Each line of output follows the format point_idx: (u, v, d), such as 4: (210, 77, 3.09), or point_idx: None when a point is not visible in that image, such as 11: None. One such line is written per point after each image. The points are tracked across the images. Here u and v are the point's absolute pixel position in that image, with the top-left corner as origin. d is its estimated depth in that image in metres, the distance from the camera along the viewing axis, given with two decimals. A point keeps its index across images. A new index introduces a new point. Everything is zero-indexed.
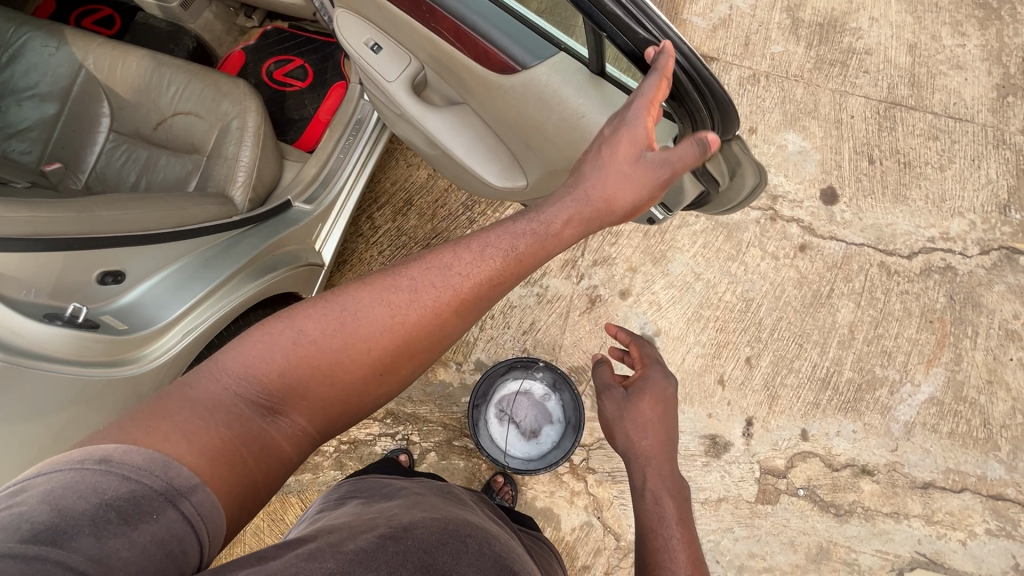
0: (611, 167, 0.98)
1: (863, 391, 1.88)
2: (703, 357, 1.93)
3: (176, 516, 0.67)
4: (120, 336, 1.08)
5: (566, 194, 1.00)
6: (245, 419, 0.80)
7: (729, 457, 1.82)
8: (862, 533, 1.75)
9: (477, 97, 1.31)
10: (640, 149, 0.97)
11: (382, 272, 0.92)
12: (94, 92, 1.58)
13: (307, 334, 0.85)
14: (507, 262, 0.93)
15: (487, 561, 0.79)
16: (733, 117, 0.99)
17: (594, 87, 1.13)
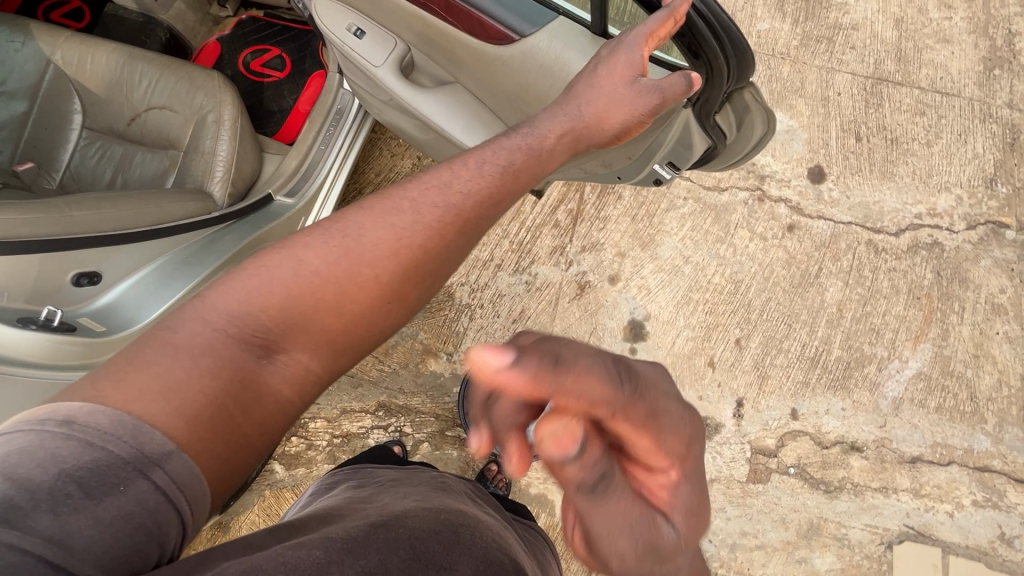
0: (606, 84, 1.06)
1: (852, 369, 1.90)
2: (693, 340, 1.94)
3: (146, 487, 0.64)
4: (97, 338, 1.06)
5: (560, 111, 1.08)
6: (237, 362, 0.75)
7: (720, 438, 1.84)
8: (852, 508, 1.77)
9: (473, 72, 1.27)
10: (635, 74, 1.05)
11: (381, 196, 0.88)
12: (64, 89, 1.53)
13: (303, 263, 0.80)
14: (507, 179, 0.95)
15: (479, 551, 0.79)
16: (750, 63, 0.96)
17: (598, 50, 1.12)
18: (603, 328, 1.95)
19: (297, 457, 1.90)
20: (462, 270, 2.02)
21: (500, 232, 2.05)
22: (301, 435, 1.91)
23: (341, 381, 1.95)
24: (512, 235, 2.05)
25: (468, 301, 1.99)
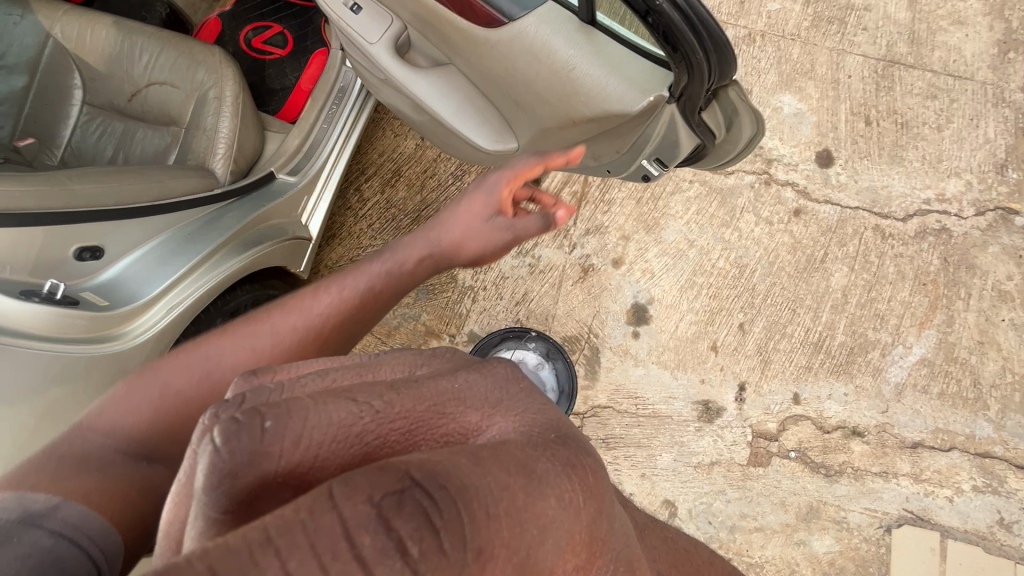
0: (466, 218, 1.06)
1: (855, 354, 1.89)
2: (696, 324, 1.93)
3: (41, 533, 0.68)
4: (102, 312, 1.06)
5: (421, 238, 1.07)
6: (122, 468, 0.82)
7: (722, 422, 1.84)
8: (852, 493, 1.77)
9: (462, 52, 1.01)
10: (492, 213, 1.04)
11: (241, 323, 0.96)
12: (64, 63, 1.52)
13: (170, 385, 0.90)
14: (363, 302, 0.98)
15: None
16: (729, 60, 0.72)
17: (587, 43, 0.83)
18: (606, 312, 1.95)
19: None
20: None
21: None
22: None
23: None
24: None
25: (470, 284, 1.99)
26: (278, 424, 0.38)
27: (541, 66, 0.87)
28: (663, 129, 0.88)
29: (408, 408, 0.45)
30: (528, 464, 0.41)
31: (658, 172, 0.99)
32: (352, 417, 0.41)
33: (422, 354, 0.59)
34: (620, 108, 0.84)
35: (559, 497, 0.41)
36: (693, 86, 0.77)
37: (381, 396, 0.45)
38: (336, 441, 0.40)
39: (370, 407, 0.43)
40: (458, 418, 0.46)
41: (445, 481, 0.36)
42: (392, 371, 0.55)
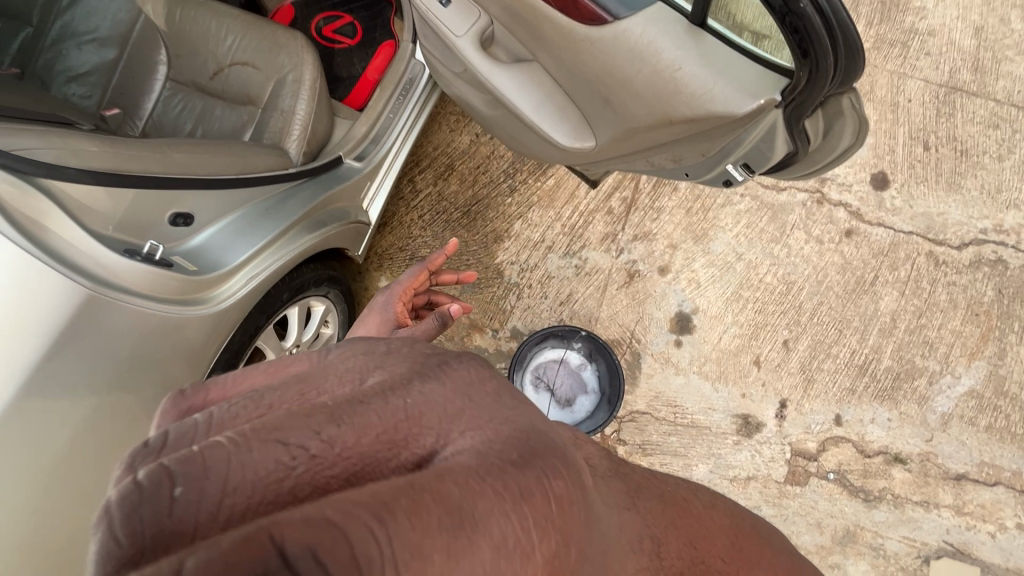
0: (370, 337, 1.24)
1: (901, 380, 1.86)
2: (740, 337, 1.92)
3: None
4: (189, 277, 1.09)
5: None
6: None
7: (761, 437, 1.83)
8: (890, 520, 1.75)
9: (555, 49, 1.02)
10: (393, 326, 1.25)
11: None
12: (153, 39, 1.58)
13: None
14: None
15: None
16: (858, 68, 0.75)
17: (696, 47, 0.84)
18: (650, 318, 1.95)
19: None
20: (513, 248, 2.04)
21: (553, 214, 2.06)
22: None
23: None
24: (564, 218, 2.05)
25: (516, 281, 2.01)
26: (187, 491, 0.33)
27: (643, 66, 0.89)
28: (761, 134, 0.89)
29: (351, 444, 0.37)
30: (465, 512, 0.34)
31: (743, 177, 1.00)
32: (278, 470, 0.35)
33: (376, 356, 0.51)
34: (726, 110, 0.84)
35: (495, 549, 0.34)
36: (814, 93, 0.79)
37: (317, 433, 0.36)
38: (261, 502, 0.34)
39: (303, 451, 0.35)
40: (412, 445, 0.39)
41: (321, 551, 0.29)
42: (339, 383, 0.45)
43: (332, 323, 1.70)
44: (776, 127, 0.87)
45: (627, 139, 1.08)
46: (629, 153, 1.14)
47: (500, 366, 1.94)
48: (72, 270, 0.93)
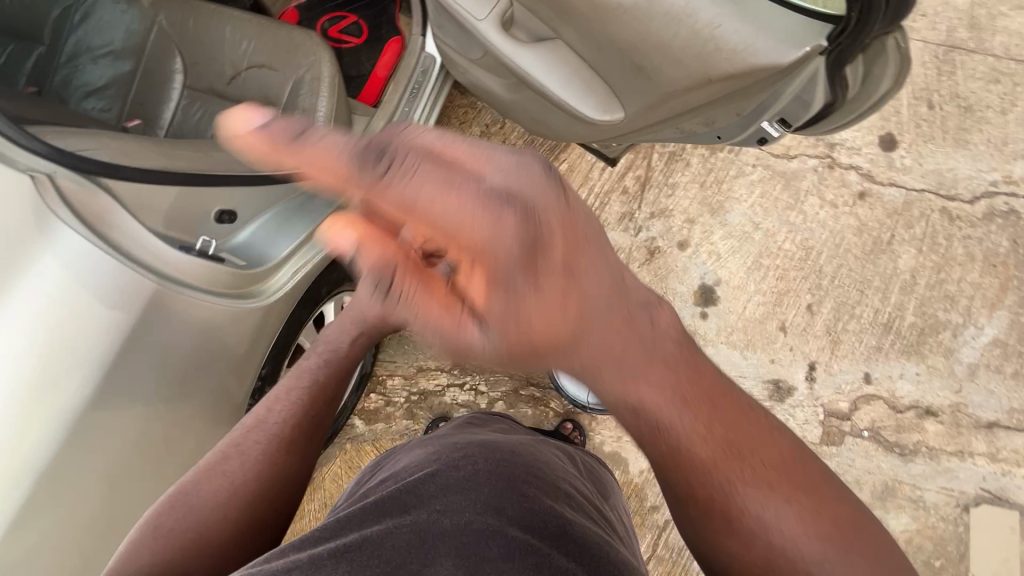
0: None
1: (926, 335, 1.89)
2: (764, 305, 1.95)
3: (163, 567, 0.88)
4: (241, 270, 1.13)
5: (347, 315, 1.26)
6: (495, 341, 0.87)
7: (793, 401, 1.86)
8: (926, 471, 1.77)
9: (584, 22, 1.04)
10: None
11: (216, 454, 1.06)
12: (167, 49, 1.59)
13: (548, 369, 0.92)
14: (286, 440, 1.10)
15: (498, 481, 0.88)
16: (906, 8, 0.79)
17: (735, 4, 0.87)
18: (674, 292, 1.97)
19: (374, 414, 1.93)
20: None
21: None
22: (380, 391, 1.94)
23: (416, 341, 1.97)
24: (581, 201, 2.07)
25: None
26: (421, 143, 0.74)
27: (679, 30, 0.92)
28: (800, 85, 0.93)
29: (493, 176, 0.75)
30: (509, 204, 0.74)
31: (779, 133, 1.03)
32: (449, 159, 0.74)
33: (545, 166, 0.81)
34: (769, 61, 0.88)
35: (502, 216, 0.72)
36: (863, 37, 0.83)
37: (475, 162, 0.75)
38: (434, 156, 0.73)
39: (467, 158, 0.74)
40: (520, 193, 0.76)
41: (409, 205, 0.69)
42: (509, 163, 0.77)
43: None
44: (818, 76, 0.91)
45: (658, 106, 1.11)
46: (657, 122, 1.17)
47: None
48: (139, 265, 0.97)
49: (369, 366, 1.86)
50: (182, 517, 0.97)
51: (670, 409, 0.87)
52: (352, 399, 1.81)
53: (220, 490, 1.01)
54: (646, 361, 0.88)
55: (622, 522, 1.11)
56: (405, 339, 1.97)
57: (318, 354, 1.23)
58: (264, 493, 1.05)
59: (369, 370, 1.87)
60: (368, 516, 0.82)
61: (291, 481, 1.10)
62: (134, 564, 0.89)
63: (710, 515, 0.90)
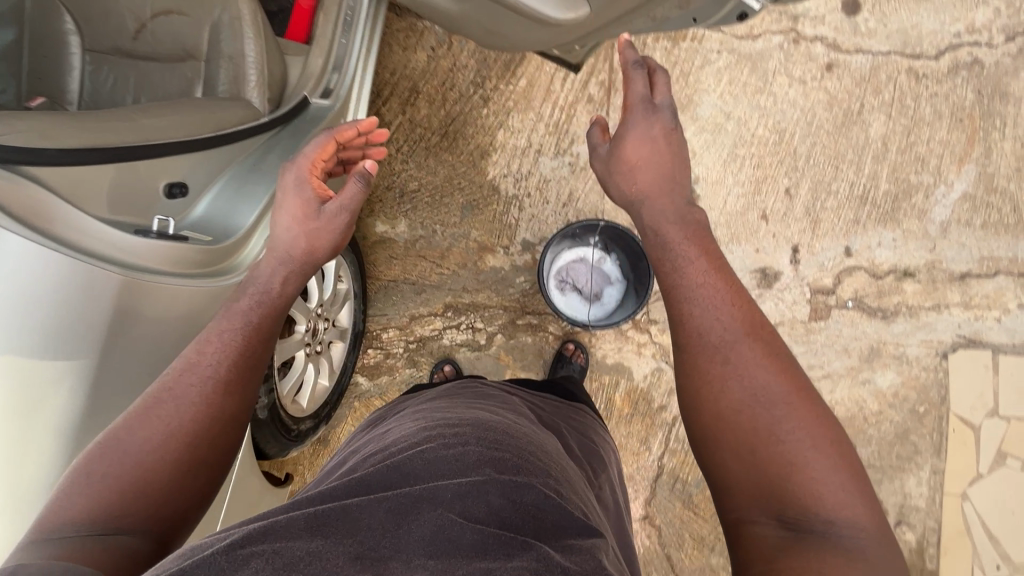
0: (297, 220, 1.12)
1: (900, 200, 1.92)
2: (744, 197, 1.94)
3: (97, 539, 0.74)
4: (211, 246, 1.03)
5: (274, 258, 1.09)
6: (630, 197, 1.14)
7: (781, 285, 1.90)
8: (908, 329, 1.87)
9: None
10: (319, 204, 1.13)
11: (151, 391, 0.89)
12: (53, 8, 1.37)
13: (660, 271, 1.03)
14: (227, 384, 0.94)
15: (488, 461, 0.73)
16: None
17: None
18: None
19: (376, 368, 1.91)
20: (502, 161, 1.96)
21: (534, 116, 1.96)
22: (377, 346, 1.91)
23: (404, 290, 1.93)
24: (547, 117, 1.96)
25: (514, 193, 1.95)
26: None
27: None
28: None
29: None
30: None
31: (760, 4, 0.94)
32: None
33: None
34: None
35: None
36: None
37: None
38: None
39: None
40: None
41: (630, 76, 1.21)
42: None
43: (346, 277, 1.69)
44: None
45: None
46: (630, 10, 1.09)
47: (520, 281, 1.92)
48: (96, 258, 0.89)
49: (360, 325, 1.83)
50: (115, 466, 0.81)
51: (696, 283, 0.96)
52: (351, 359, 1.78)
53: (156, 437, 0.85)
54: (691, 250, 1.01)
55: (608, 504, 0.94)
56: (392, 291, 1.93)
57: (255, 294, 1.03)
58: (210, 436, 0.91)
59: (361, 328, 1.83)
60: (349, 491, 0.70)
61: (240, 419, 0.96)
62: (63, 511, 0.77)
63: (705, 390, 0.89)
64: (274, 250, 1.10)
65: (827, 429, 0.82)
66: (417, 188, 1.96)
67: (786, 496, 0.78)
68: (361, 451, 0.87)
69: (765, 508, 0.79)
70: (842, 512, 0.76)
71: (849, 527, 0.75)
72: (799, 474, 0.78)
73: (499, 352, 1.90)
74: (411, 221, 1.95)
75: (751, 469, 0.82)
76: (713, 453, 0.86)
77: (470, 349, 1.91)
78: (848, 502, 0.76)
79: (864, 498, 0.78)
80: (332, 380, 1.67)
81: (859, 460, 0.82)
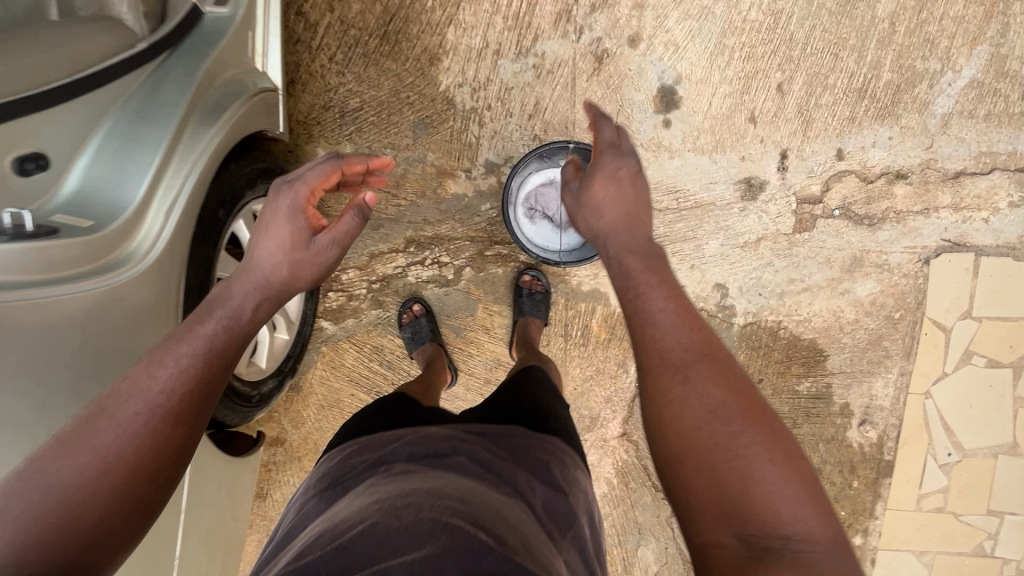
0: (282, 249, 1.03)
1: (901, 92, 1.73)
2: (732, 96, 1.72)
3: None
4: (91, 234, 0.86)
5: (247, 281, 1.00)
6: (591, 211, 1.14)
7: (766, 196, 1.77)
8: (893, 235, 1.79)
9: None
10: (310, 236, 1.06)
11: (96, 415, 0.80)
12: None
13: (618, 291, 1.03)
14: (181, 412, 0.85)
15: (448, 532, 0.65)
16: None
17: None
18: (630, 103, 1.71)
19: (340, 311, 1.79)
20: (455, 67, 1.68)
21: (489, 7, 1.65)
22: (337, 289, 1.78)
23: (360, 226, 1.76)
24: (504, 9, 1.65)
25: (472, 105, 1.70)
26: None
27: None
28: None
29: None
30: None
31: None
32: None
33: None
34: None
35: None
36: None
37: None
38: None
39: None
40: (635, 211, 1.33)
41: None
42: None
43: None
44: None
45: None
46: None
47: (486, 208, 1.75)
48: None
49: None
50: (45, 494, 0.73)
51: (650, 297, 0.96)
52: (310, 308, 1.66)
53: (94, 464, 0.77)
54: (646, 270, 1.01)
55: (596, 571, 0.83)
56: None
57: (222, 319, 0.94)
58: (155, 469, 0.82)
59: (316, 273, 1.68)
60: None
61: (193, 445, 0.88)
62: None
63: (665, 406, 0.87)
64: (252, 275, 1.01)
65: (780, 443, 0.82)
66: (359, 106, 1.70)
67: (746, 516, 0.76)
68: (308, 527, 0.76)
69: (727, 524, 0.76)
70: (797, 525, 0.74)
71: (803, 540, 0.73)
72: (753, 494, 0.77)
73: (469, 286, 1.79)
74: (358, 146, 1.72)
75: (712, 486, 0.79)
76: (677, 476, 0.82)
77: (438, 285, 1.79)
78: (801, 514, 0.75)
79: (819, 512, 0.76)
80: (291, 333, 1.57)
81: (811, 473, 0.81)
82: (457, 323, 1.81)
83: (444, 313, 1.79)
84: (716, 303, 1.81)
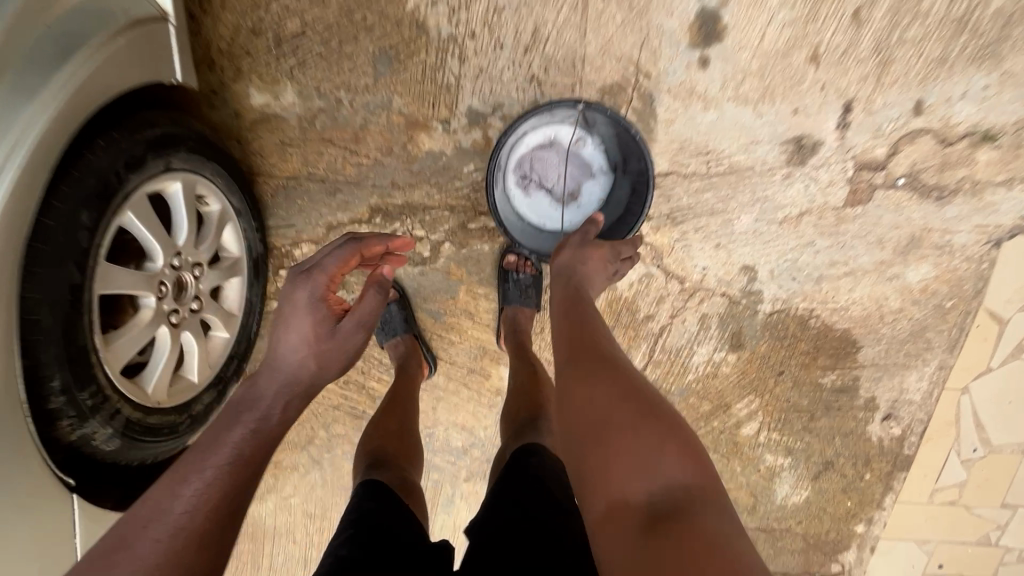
0: (307, 335, 1.03)
1: (1013, 25, 1.32)
2: (792, 27, 1.31)
3: None
4: None
5: (271, 383, 0.99)
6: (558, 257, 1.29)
7: (817, 161, 1.42)
8: (964, 212, 1.48)
9: None
10: (334, 322, 1.06)
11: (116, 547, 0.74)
12: None
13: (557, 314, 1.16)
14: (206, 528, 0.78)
15: None
16: None
17: None
18: (658, 33, 1.31)
19: None
20: None
21: None
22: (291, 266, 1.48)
23: (313, 192, 1.42)
24: None
25: (449, 32, 1.30)
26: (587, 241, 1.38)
27: None
28: None
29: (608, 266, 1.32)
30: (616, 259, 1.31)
31: None
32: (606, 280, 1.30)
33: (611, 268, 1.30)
34: None
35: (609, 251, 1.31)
36: None
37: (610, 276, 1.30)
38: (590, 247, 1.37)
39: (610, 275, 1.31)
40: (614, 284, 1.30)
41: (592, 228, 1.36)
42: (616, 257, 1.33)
43: (210, 195, 1.18)
44: None
45: None
46: None
47: (469, 169, 1.41)
48: None
49: (257, 248, 1.38)
50: None
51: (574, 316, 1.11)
52: (254, 294, 1.39)
53: None
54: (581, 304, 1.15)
55: None
56: (295, 194, 1.42)
57: (249, 423, 0.92)
58: None
59: (258, 251, 1.38)
60: None
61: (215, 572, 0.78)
62: None
63: (577, 397, 0.94)
64: (278, 372, 1.00)
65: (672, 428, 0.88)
66: (300, 31, 1.30)
67: (637, 474, 0.81)
68: None
69: (624, 487, 0.80)
70: (673, 475, 0.80)
71: (676, 492, 0.78)
72: (631, 463, 0.82)
73: (449, 265, 1.49)
74: (301, 87, 1.34)
75: (613, 459, 0.84)
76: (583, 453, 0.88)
77: (412, 263, 1.49)
78: (681, 474, 0.81)
79: (691, 464, 0.82)
80: (229, 329, 1.30)
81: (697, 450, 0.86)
82: (435, 307, 1.53)
83: (420, 296, 1.52)
84: (741, 288, 1.53)
